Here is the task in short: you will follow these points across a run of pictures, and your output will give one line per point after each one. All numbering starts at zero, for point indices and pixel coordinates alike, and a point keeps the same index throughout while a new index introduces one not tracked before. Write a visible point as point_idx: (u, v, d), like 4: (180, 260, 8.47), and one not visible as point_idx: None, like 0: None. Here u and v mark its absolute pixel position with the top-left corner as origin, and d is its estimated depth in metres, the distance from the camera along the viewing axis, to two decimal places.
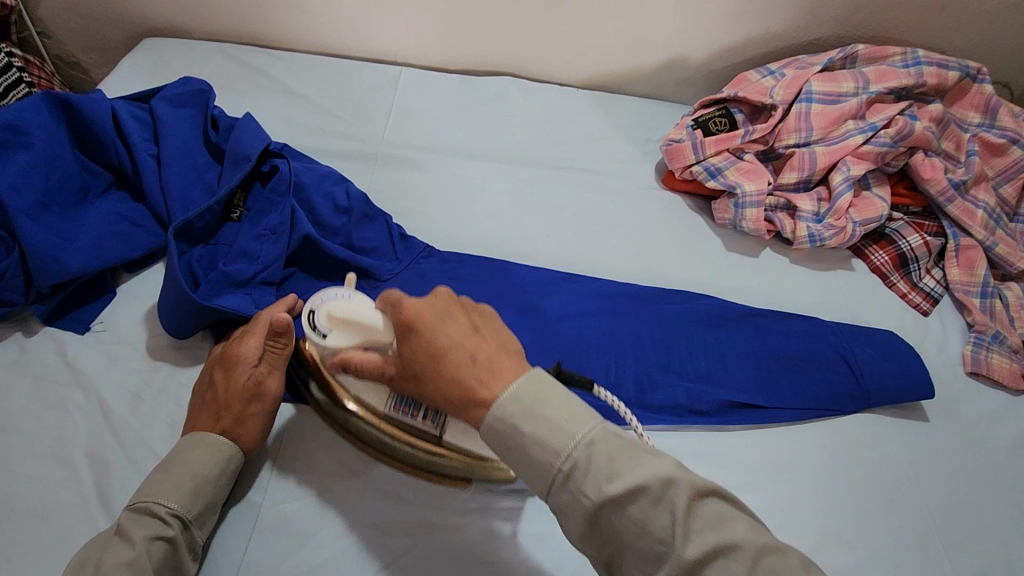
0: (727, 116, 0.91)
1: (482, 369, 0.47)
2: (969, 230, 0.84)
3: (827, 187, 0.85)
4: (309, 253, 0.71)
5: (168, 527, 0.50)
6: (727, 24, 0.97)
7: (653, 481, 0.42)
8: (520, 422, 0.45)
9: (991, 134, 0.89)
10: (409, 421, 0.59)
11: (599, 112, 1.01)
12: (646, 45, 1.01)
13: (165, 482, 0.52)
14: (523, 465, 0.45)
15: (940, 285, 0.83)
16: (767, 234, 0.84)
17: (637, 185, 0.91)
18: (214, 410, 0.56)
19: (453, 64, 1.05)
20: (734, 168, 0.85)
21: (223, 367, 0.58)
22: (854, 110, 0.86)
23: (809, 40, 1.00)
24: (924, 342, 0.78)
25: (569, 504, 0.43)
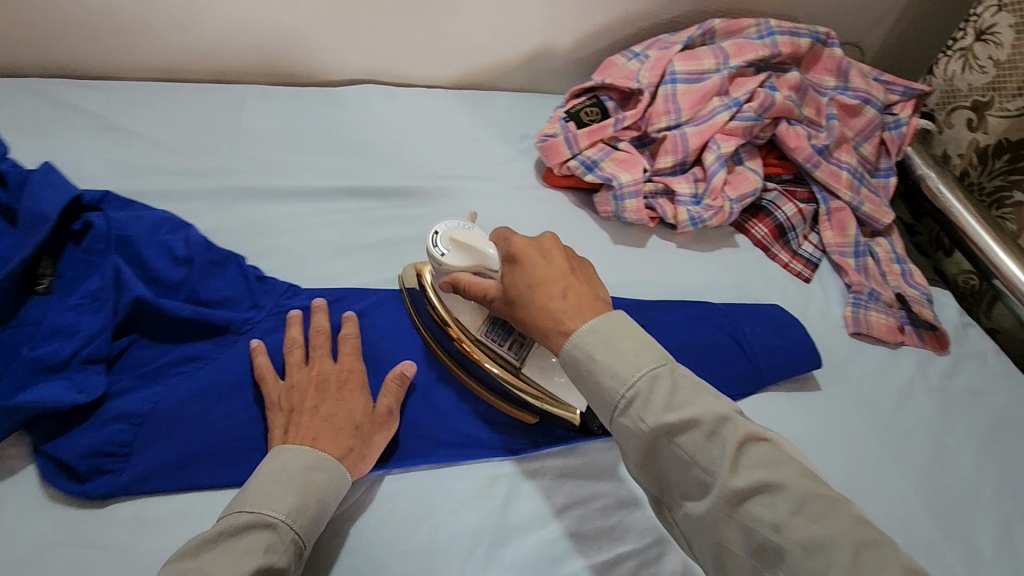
0: (598, 104, 0.87)
1: (570, 303, 0.50)
2: (837, 193, 0.86)
3: (701, 166, 0.84)
4: (147, 316, 0.61)
5: (276, 559, 0.46)
6: (586, 9, 0.95)
7: (709, 417, 0.43)
8: (594, 350, 0.47)
9: (846, 96, 0.92)
10: (496, 351, 0.61)
11: (470, 113, 0.96)
12: (509, 37, 0.97)
13: (286, 504, 0.48)
14: (592, 393, 0.47)
15: (818, 250, 0.85)
16: (652, 222, 0.83)
17: (517, 186, 0.87)
18: (340, 425, 0.55)
19: (307, 76, 0.96)
20: (610, 159, 0.83)
21: (341, 386, 0.58)
22: (718, 87, 0.85)
23: (668, 18, 0.99)
24: (808, 309, 0.80)
25: (631, 428, 0.45)
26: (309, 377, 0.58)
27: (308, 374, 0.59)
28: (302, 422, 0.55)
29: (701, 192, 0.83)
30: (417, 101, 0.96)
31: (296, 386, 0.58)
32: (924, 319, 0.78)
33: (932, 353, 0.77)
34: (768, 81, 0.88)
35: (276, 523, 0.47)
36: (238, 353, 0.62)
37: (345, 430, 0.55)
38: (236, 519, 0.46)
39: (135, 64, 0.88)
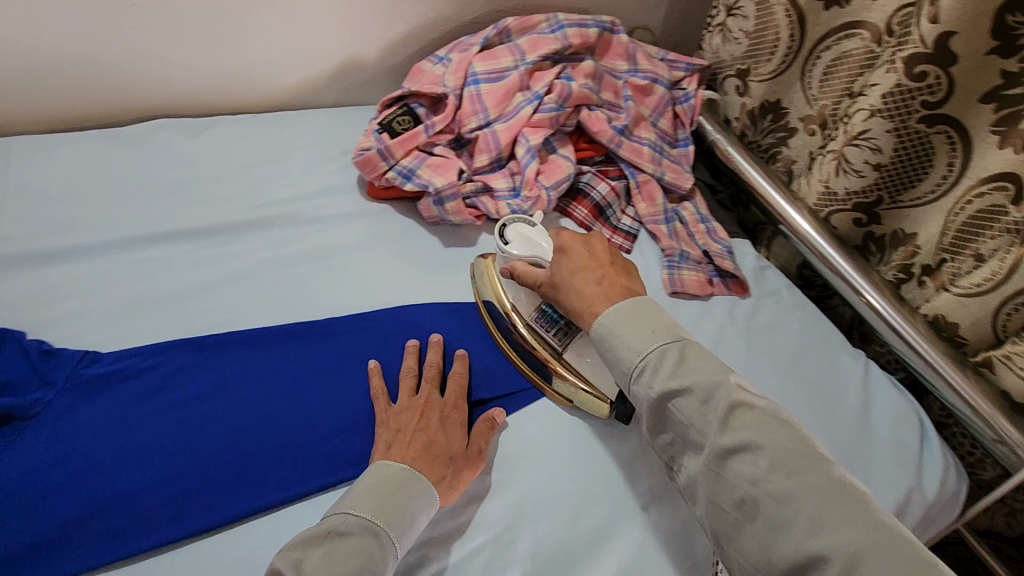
0: (409, 113, 0.89)
1: (605, 287, 0.64)
2: (642, 167, 0.94)
3: (516, 161, 0.88)
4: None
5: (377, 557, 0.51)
6: (383, 19, 0.95)
7: (702, 384, 0.55)
8: (614, 330, 0.60)
9: (637, 78, 1.00)
10: (543, 336, 0.71)
11: (284, 136, 0.93)
12: (310, 54, 0.95)
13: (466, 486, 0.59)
14: (617, 364, 0.60)
15: (635, 222, 0.92)
16: (478, 220, 0.85)
17: (340, 204, 0.85)
18: (432, 455, 0.59)
19: (87, 117, 0.87)
20: (425, 166, 0.84)
21: (445, 416, 0.64)
22: (518, 83, 0.89)
23: (468, 20, 1.02)
24: None
25: (640, 393, 0.57)
26: (417, 407, 0.63)
27: (414, 403, 0.64)
28: (394, 444, 0.60)
29: (517, 185, 0.86)
30: (222, 128, 0.91)
31: (398, 412, 0.63)
32: (726, 270, 0.87)
33: (738, 298, 0.86)
34: (565, 71, 0.93)
35: (375, 528, 0.53)
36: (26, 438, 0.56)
37: (408, 436, 0.61)
38: (343, 519, 0.53)
39: None
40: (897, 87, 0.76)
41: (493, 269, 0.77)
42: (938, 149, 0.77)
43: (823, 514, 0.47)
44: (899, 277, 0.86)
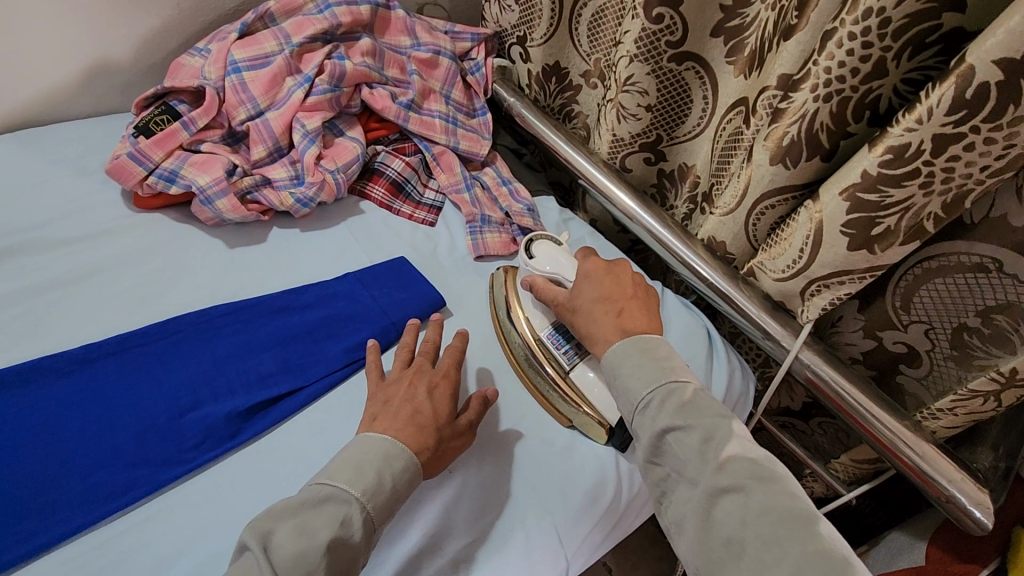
0: (168, 112, 0.81)
1: (621, 316, 0.64)
2: (435, 140, 0.93)
3: (295, 148, 0.84)
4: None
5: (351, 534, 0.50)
6: (125, 14, 0.87)
7: (706, 423, 0.55)
8: (632, 356, 0.60)
9: (421, 51, 0.98)
10: (554, 354, 0.70)
11: (25, 154, 0.82)
12: (43, 61, 0.84)
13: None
14: (635, 380, 0.59)
15: (437, 194, 0.92)
16: (266, 216, 0.81)
17: (98, 222, 0.77)
18: (421, 428, 0.58)
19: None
20: (189, 165, 0.78)
21: (430, 393, 0.62)
22: (285, 67, 0.85)
23: (231, 8, 0.95)
24: (436, 250, 0.86)
25: (643, 420, 0.57)
26: (407, 377, 0.63)
27: (404, 375, 0.64)
28: (379, 420, 0.59)
29: (300, 173, 0.82)
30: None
31: (391, 385, 0.63)
32: (528, 227, 0.89)
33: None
34: (337, 51, 0.90)
35: (351, 497, 0.51)
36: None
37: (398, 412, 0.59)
38: (316, 490, 0.51)
39: None
40: (643, 32, 0.78)
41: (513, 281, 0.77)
42: (692, 83, 0.84)
43: (800, 566, 0.47)
44: (689, 209, 0.94)
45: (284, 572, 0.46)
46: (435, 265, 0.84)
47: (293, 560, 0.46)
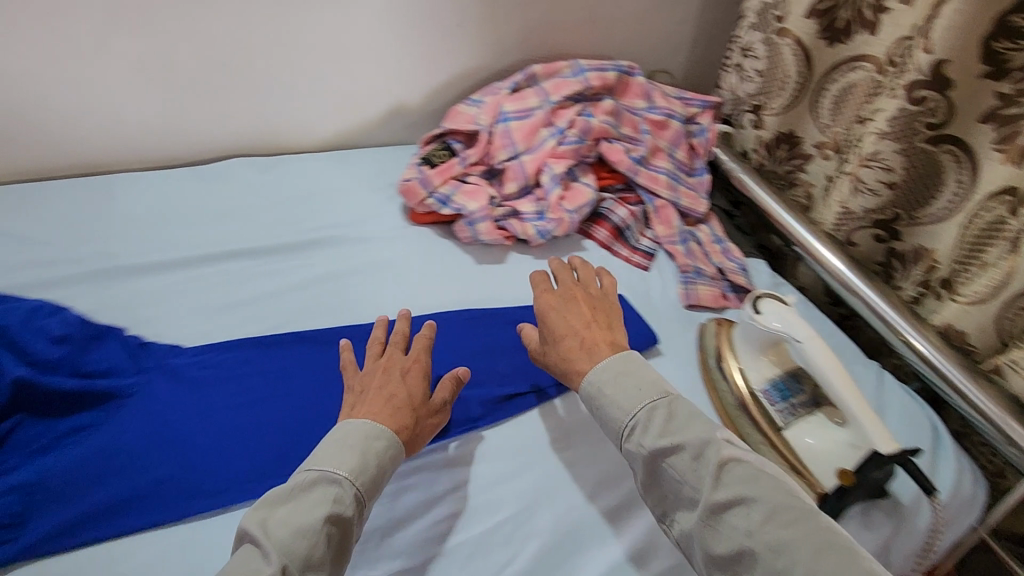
0: (447, 148, 1.01)
1: (587, 347, 0.65)
2: (659, 194, 1.02)
3: (541, 188, 0.97)
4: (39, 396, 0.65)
5: (342, 510, 0.52)
6: (426, 70, 1.09)
7: (694, 441, 0.55)
8: (604, 385, 0.61)
9: (654, 114, 1.09)
10: (768, 408, 0.73)
11: (339, 170, 1.05)
12: (364, 100, 1.09)
13: (350, 462, 0.55)
14: (605, 424, 0.60)
15: (653, 243, 0.99)
16: (508, 241, 0.94)
17: (385, 228, 0.96)
18: (393, 406, 0.61)
19: (172, 156, 1.02)
20: (460, 192, 0.95)
21: (405, 375, 0.65)
22: (543, 120, 1.01)
23: (501, 67, 1.14)
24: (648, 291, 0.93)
25: (630, 455, 0.57)
26: (380, 366, 0.66)
27: (377, 364, 0.66)
28: (397, 395, 0.62)
29: (543, 209, 0.95)
30: (288, 163, 1.05)
31: (364, 369, 0.66)
32: (740, 285, 0.93)
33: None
34: (586, 110, 1.04)
35: (340, 477, 0.53)
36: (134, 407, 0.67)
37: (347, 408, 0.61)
38: (304, 476, 0.53)
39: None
40: (900, 111, 0.81)
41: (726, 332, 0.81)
42: (946, 166, 0.80)
43: (817, 566, 0.46)
44: (919, 293, 0.88)
45: (281, 551, 0.47)
46: (648, 305, 0.90)
47: (307, 540, 0.49)
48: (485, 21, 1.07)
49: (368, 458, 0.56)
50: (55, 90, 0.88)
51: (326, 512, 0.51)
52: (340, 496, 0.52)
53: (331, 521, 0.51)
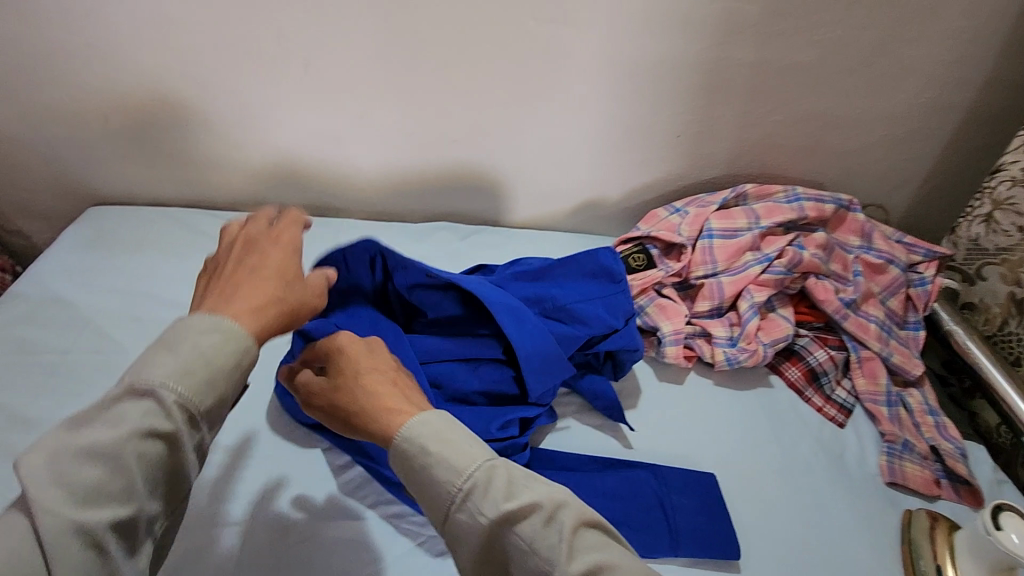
0: (643, 253, 0.99)
1: (283, 278, 0.53)
2: (867, 344, 0.92)
3: (736, 312, 0.93)
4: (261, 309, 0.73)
5: (164, 424, 0.43)
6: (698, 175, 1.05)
7: (548, 501, 0.44)
8: (428, 443, 0.46)
9: (871, 256, 1.01)
10: None
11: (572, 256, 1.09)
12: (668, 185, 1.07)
13: (72, 479, 0.40)
14: (420, 487, 0.46)
15: (851, 396, 0.90)
16: (688, 360, 0.90)
17: None
18: (257, 277, 0.52)
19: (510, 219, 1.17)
20: (654, 306, 0.92)
21: (270, 239, 0.56)
22: (750, 243, 0.96)
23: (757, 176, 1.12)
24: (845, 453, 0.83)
25: (466, 524, 0.44)
26: (216, 269, 0.54)
27: (237, 268, 0.53)
28: (272, 307, 0.50)
29: (736, 336, 0.90)
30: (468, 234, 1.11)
31: (227, 249, 0.55)
32: (959, 474, 0.80)
33: (970, 510, 0.78)
34: (796, 240, 0.98)
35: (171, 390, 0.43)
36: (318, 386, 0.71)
37: (249, 280, 0.51)
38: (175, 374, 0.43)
39: (251, 188, 1.09)
40: None
41: (946, 536, 0.71)
42: None
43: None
44: None
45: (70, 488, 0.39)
46: (842, 469, 0.80)
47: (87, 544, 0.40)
48: (702, 134, 1.06)
49: (215, 377, 0.45)
50: (315, 141, 1.03)
51: (109, 514, 0.40)
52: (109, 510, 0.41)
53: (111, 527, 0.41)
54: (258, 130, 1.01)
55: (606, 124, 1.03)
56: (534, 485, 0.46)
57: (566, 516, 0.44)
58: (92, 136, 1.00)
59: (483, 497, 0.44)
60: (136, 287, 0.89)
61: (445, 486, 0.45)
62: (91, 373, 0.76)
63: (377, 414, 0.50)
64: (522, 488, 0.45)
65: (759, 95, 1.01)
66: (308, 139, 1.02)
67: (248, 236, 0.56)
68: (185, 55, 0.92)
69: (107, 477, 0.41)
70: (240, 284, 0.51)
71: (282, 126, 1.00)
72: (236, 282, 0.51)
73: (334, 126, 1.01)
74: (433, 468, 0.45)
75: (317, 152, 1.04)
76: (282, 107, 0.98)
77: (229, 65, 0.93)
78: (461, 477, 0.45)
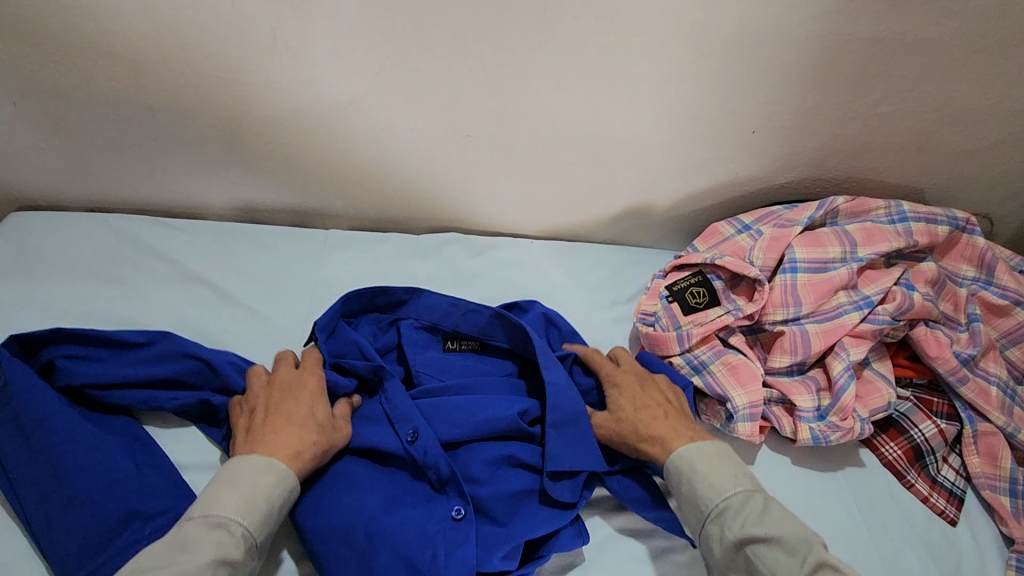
0: (705, 285, 0.79)
1: (273, 428, 0.57)
2: (987, 414, 0.73)
3: (824, 371, 0.73)
4: (108, 429, 0.62)
5: (235, 549, 0.49)
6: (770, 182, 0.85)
7: (796, 540, 0.53)
8: (697, 463, 0.60)
9: (992, 294, 0.80)
10: None
11: (608, 282, 0.90)
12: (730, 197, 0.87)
13: (239, 501, 0.51)
14: (687, 497, 0.59)
15: (961, 478, 0.72)
16: (761, 433, 0.71)
17: None
18: (289, 420, 0.58)
19: (532, 230, 0.96)
20: (722, 362, 0.72)
21: (302, 385, 0.62)
22: (846, 280, 0.75)
23: (840, 181, 0.91)
24: (962, 565, 0.66)
25: (717, 537, 0.56)
26: (253, 410, 0.60)
27: (268, 413, 0.59)
28: (307, 450, 0.56)
29: (825, 404, 0.71)
30: (483, 254, 0.90)
31: (249, 407, 0.61)
32: None
33: None
34: (904, 275, 0.77)
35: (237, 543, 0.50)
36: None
37: (284, 439, 0.56)
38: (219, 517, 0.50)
39: (214, 191, 0.87)
40: None
41: None
42: None
43: None
44: None
45: None
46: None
47: None
48: (785, 131, 0.83)
49: (258, 497, 0.52)
50: (294, 139, 0.81)
51: (209, 556, 0.48)
52: (218, 543, 0.49)
53: (217, 564, 0.48)
54: (218, 121, 0.79)
55: (663, 120, 0.81)
56: (783, 523, 0.55)
57: (817, 557, 0.52)
58: (6, 126, 0.78)
59: (734, 519, 0.55)
60: None
61: (701, 504, 0.58)
62: None
63: (650, 440, 0.63)
64: (772, 519, 0.55)
65: (866, 82, 0.78)
66: (285, 133, 0.81)
67: (283, 379, 0.63)
68: (114, 25, 0.69)
69: (233, 497, 0.52)
70: (274, 428, 0.57)
71: (251, 118, 0.79)
72: (284, 419, 0.58)
73: (317, 117, 0.79)
74: (698, 486, 0.58)
75: (294, 148, 0.82)
76: (252, 93, 0.76)
77: (175, 39, 0.70)
78: (719, 496, 0.57)
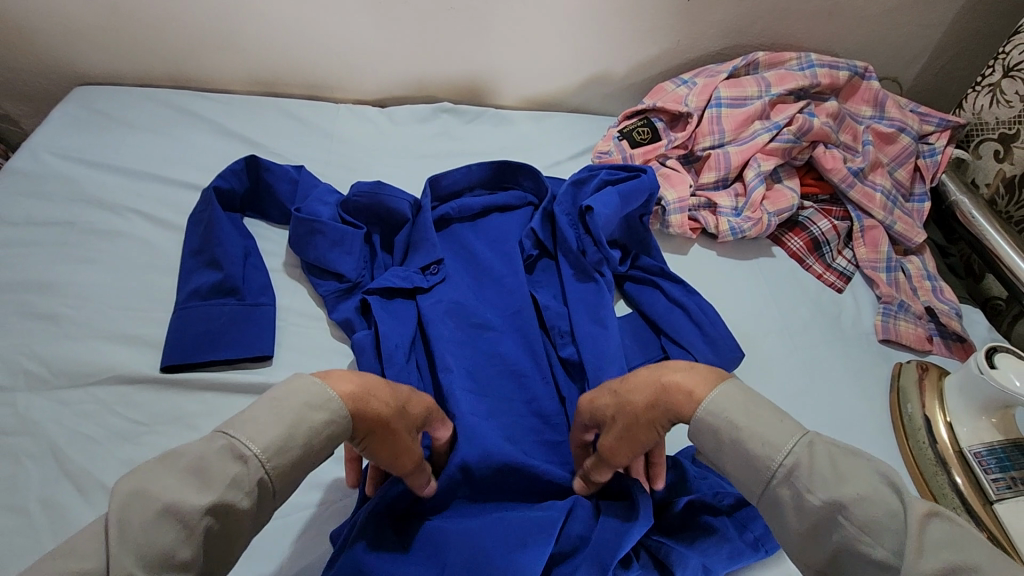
0: (648, 125, 0.98)
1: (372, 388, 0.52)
2: (871, 212, 0.92)
3: (742, 183, 0.92)
4: (239, 232, 0.78)
5: (245, 492, 0.40)
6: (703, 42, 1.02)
7: (876, 493, 0.40)
8: (735, 416, 0.45)
9: (883, 125, 0.98)
10: (978, 472, 0.67)
11: (574, 134, 1.07)
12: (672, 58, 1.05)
13: (272, 431, 0.42)
14: (736, 460, 0.44)
15: (851, 264, 0.91)
16: (693, 232, 0.90)
17: None
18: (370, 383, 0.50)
19: (511, 97, 1.13)
20: (659, 176, 0.92)
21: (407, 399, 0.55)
22: (759, 111, 0.93)
23: (765, 44, 1.08)
24: (842, 316, 0.85)
25: (790, 502, 0.42)
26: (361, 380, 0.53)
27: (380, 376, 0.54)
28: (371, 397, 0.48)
29: (741, 206, 0.90)
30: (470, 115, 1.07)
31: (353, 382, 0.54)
32: (951, 330, 0.84)
33: (958, 362, 0.82)
34: (808, 108, 0.95)
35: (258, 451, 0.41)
36: (243, 321, 0.69)
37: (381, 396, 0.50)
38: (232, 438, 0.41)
39: (240, 67, 1.04)
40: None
41: (932, 382, 0.75)
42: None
43: None
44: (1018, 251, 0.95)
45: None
46: (838, 329, 0.83)
47: (183, 532, 0.38)
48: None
49: (294, 431, 0.43)
50: (308, 17, 0.97)
51: (214, 497, 0.39)
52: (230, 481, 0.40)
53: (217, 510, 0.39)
54: (243, 2, 0.94)
55: None
56: (860, 463, 0.42)
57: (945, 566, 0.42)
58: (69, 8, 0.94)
59: (808, 478, 0.41)
60: (135, 166, 0.86)
61: (768, 443, 0.43)
62: (101, 243, 0.76)
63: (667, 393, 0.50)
64: (848, 472, 0.41)
65: None
66: (301, 11, 0.96)
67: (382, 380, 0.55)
68: None
69: (273, 427, 0.42)
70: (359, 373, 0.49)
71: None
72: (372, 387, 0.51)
73: None
74: (744, 441, 0.44)
75: (308, 24, 0.98)
76: None
77: None
78: (778, 453, 0.43)
